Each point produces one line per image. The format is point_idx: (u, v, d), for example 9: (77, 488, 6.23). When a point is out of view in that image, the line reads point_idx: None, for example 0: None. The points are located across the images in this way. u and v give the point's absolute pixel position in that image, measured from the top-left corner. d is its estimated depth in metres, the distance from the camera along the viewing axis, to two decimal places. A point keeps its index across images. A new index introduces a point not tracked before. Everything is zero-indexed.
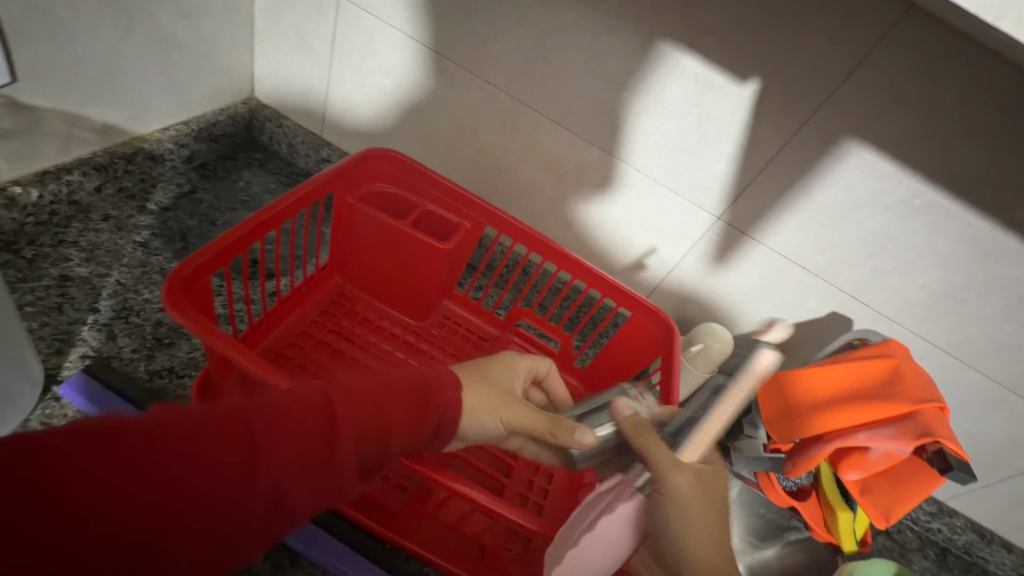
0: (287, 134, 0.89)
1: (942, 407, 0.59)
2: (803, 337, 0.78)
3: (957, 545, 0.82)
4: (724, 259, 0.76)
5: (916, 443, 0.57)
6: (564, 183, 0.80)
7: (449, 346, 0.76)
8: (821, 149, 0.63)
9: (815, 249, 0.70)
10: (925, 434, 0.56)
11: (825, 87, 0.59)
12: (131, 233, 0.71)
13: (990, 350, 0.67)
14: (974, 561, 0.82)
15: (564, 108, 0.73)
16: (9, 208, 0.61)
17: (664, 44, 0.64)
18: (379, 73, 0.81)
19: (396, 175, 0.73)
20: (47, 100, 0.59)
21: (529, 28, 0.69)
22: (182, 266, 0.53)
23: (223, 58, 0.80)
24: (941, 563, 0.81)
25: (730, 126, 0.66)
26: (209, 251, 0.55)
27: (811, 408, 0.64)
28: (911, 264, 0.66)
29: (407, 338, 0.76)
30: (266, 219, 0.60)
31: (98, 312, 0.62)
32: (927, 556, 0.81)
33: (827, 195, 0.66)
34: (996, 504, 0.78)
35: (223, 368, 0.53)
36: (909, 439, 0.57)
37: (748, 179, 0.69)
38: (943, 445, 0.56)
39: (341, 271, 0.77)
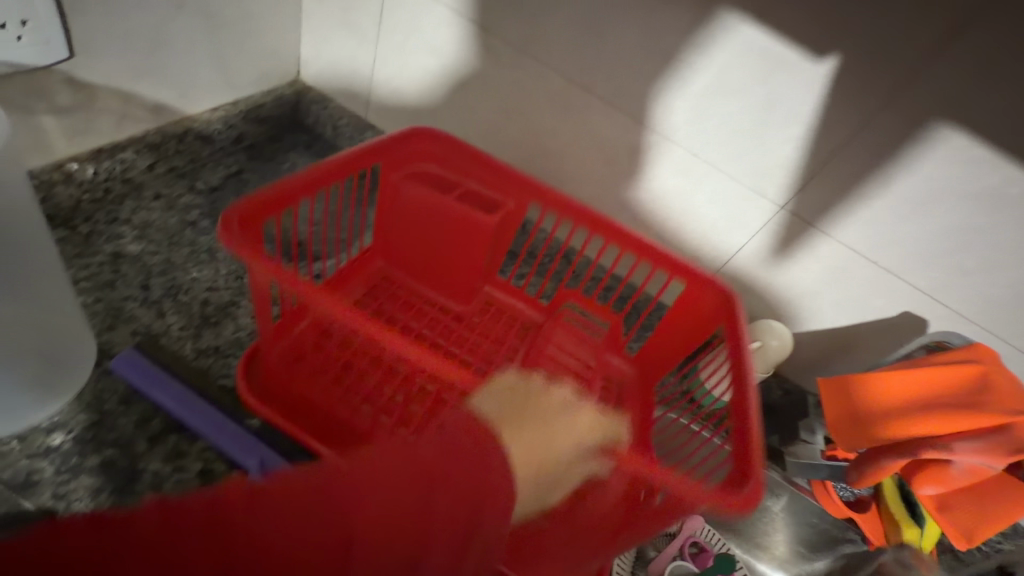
0: (332, 116, 0.88)
1: None
2: (871, 338, 0.72)
3: None
4: (787, 252, 0.71)
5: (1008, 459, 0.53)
6: (615, 168, 0.76)
7: (491, 332, 0.74)
8: (905, 132, 0.57)
9: (889, 243, 0.64)
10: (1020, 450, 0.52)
11: (914, 62, 0.54)
12: (181, 212, 0.71)
13: None
14: None
15: (618, 87, 0.69)
16: (67, 183, 0.62)
17: (732, 16, 0.60)
18: (426, 52, 0.78)
19: (439, 155, 0.70)
20: (102, 78, 0.61)
21: (584, 1, 0.65)
22: (230, 208, 0.52)
23: (271, 37, 0.79)
24: None
25: (801, 106, 0.61)
26: (256, 198, 0.55)
27: (884, 415, 0.59)
28: (1002, 262, 0.59)
29: (451, 325, 0.74)
30: (302, 182, 0.59)
31: (149, 290, 0.62)
32: None
33: (908, 183, 0.60)
34: None
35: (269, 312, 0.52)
36: (1001, 455, 0.53)
37: (819, 165, 0.63)
38: None
39: (384, 255, 0.76)
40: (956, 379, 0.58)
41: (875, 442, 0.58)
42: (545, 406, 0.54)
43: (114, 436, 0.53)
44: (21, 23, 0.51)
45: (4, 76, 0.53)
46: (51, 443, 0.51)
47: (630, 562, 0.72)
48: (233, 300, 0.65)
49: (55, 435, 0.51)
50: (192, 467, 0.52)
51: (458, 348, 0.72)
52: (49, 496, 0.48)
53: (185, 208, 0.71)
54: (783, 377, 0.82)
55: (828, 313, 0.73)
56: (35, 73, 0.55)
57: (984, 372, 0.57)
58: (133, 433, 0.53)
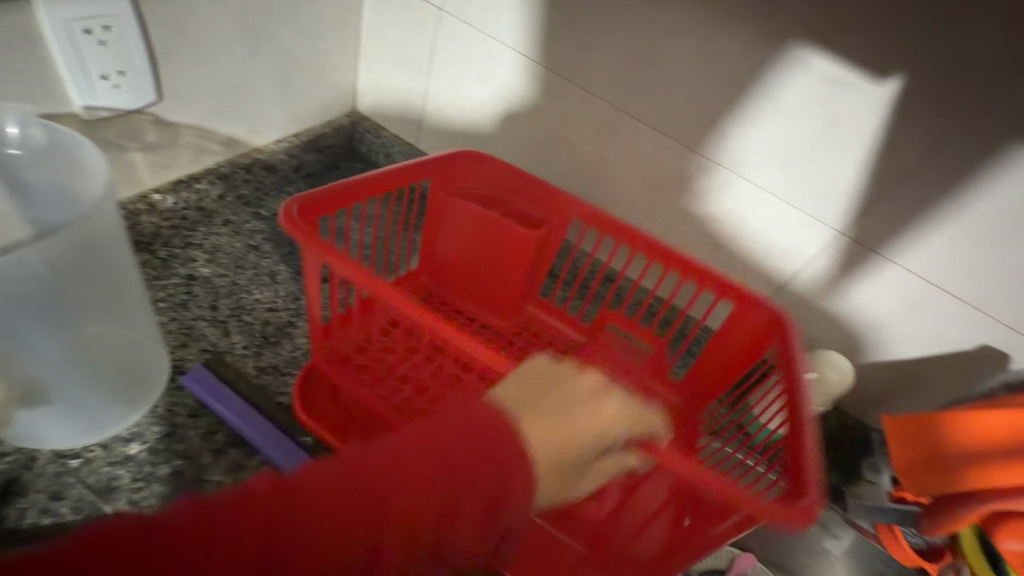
0: (385, 145, 0.92)
1: None
2: (943, 373, 0.67)
3: None
4: (847, 278, 0.68)
5: None
6: (663, 192, 0.74)
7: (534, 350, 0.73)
8: (980, 156, 0.54)
9: (967, 271, 0.60)
10: None
11: (988, 83, 0.51)
12: (247, 238, 0.76)
13: None
14: None
15: (667, 114, 0.69)
16: (150, 213, 0.69)
17: (786, 41, 0.59)
18: (476, 82, 0.81)
19: (483, 177, 0.72)
20: (186, 117, 0.67)
21: (634, 30, 0.66)
22: (288, 200, 0.55)
23: (332, 74, 0.85)
24: None
25: (864, 130, 0.59)
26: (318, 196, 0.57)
27: (963, 457, 0.55)
28: None
29: (493, 340, 0.74)
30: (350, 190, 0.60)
31: (217, 310, 0.67)
32: None
33: (986, 208, 0.56)
34: None
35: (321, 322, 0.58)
36: None
37: (881, 192, 0.60)
38: None
39: (429, 270, 0.77)
40: None
41: (944, 488, 0.55)
42: (588, 416, 0.44)
43: (183, 448, 0.54)
44: (121, 72, 0.57)
45: (105, 119, 0.59)
46: (128, 452, 0.53)
47: None
48: (291, 320, 0.69)
49: (132, 445, 0.54)
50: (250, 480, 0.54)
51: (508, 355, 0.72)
52: (125, 502, 0.50)
53: (250, 233, 0.77)
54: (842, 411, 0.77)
55: (897, 343, 0.68)
56: (130, 114, 0.61)
57: None
58: (200, 446, 0.55)
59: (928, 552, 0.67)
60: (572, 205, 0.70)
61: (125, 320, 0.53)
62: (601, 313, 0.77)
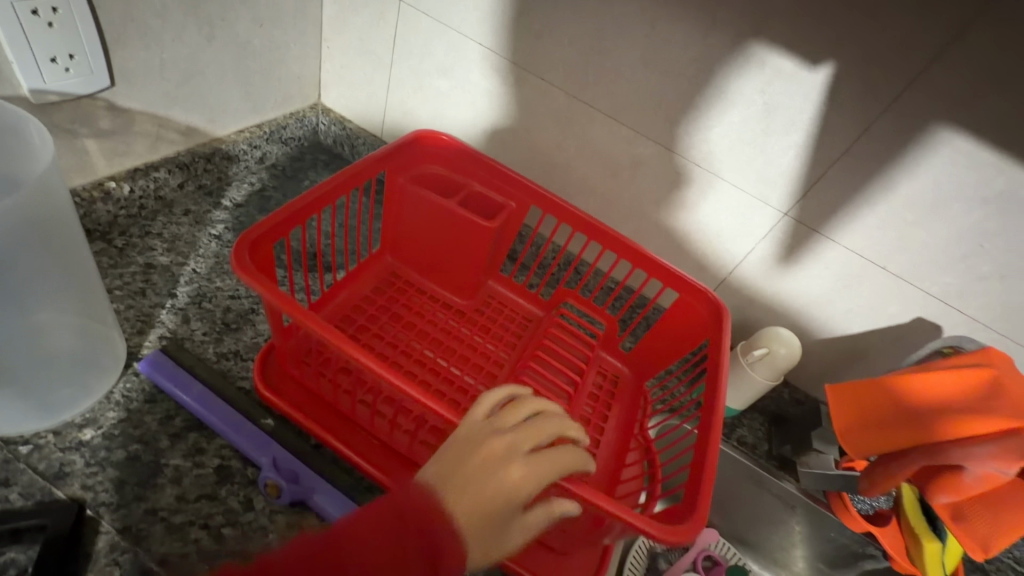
0: (350, 137, 0.94)
1: None
2: (882, 346, 0.71)
3: None
4: (792, 259, 0.71)
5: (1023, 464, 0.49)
6: (619, 179, 0.77)
7: (494, 327, 0.75)
8: (905, 138, 0.58)
9: (899, 247, 0.64)
10: None
11: (911, 68, 0.55)
12: (208, 227, 0.75)
13: None
14: None
15: (620, 103, 0.71)
16: (105, 201, 0.68)
17: (727, 30, 0.61)
18: (436, 73, 0.83)
19: (447, 160, 0.75)
20: (140, 104, 0.66)
21: (585, 20, 0.68)
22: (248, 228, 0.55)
23: (294, 65, 0.85)
24: None
25: (801, 114, 0.62)
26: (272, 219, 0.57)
27: (895, 418, 0.56)
28: (1014, 265, 0.59)
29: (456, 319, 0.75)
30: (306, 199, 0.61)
31: (176, 297, 0.66)
32: None
33: (912, 188, 0.60)
34: None
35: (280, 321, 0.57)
36: (1014, 460, 0.50)
37: (818, 174, 0.64)
38: None
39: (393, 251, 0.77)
40: (962, 381, 0.54)
41: (879, 449, 0.57)
42: (499, 473, 0.45)
43: (139, 432, 0.54)
44: (69, 55, 0.57)
45: (53, 103, 0.58)
46: (82, 438, 0.52)
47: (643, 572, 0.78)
48: (253, 307, 0.69)
49: (86, 431, 0.53)
50: (210, 463, 0.54)
51: (469, 331, 0.73)
52: (78, 486, 0.50)
53: (212, 223, 0.76)
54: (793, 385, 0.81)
55: (840, 319, 0.72)
56: (80, 100, 0.60)
57: (993, 376, 0.53)
58: (157, 430, 0.55)
59: (875, 517, 0.72)
60: (541, 193, 0.72)
61: (68, 302, 0.52)
62: (557, 291, 0.78)
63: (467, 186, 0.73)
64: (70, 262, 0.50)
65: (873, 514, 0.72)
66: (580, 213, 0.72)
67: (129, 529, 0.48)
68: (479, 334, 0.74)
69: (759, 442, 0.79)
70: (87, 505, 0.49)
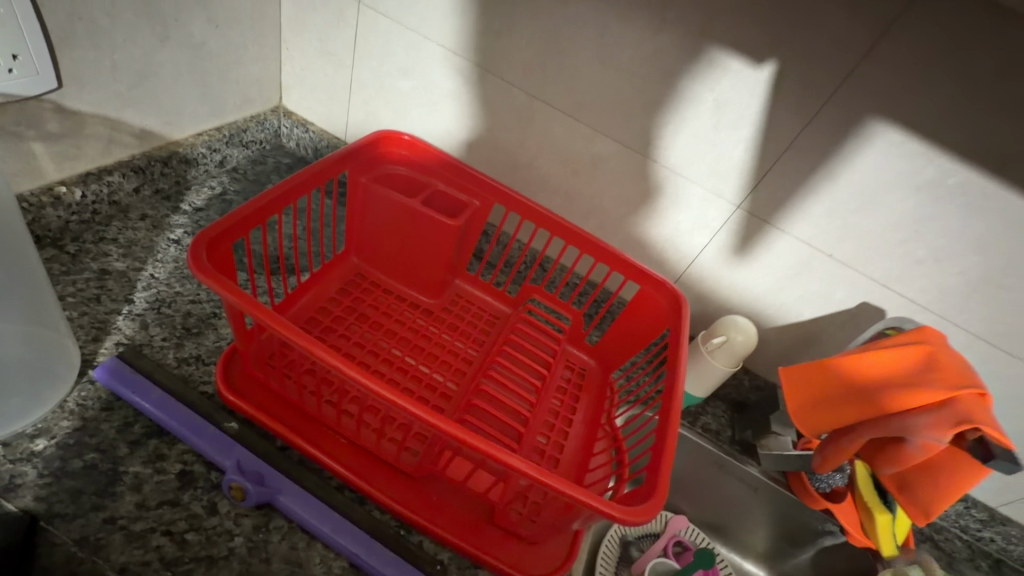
0: (313, 139, 0.94)
1: (983, 392, 0.54)
2: (832, 330, 0.75)
3: (1012, 557, 0.80)
4: (746, 250, 0.74)
5: (954, 431, 0.52)
6: (580, 176, 0.79)
7: (461, 324, 0.76)
8: (843, 132, 0.62)
9: (843, 235, 0.68)
10: (962, 421, 0.52)
11: (845, 65, 0.58)
12: (166, 232, 0.74)
13: None
14: None
15: (578, 101, 0.73)
16: (56, 206, 0.66)
17: (677, 29, 0.64)
18: (398, 74, 0.83)
19: (409, 160, 0.75)
20: (91, 106, 0.65)
21: (542, 21, 0.70)
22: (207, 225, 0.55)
23: (253, 67, 0.85)
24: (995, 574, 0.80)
25: (749, 110, 0.65)
26: (231, 218, 0.57)
27: (840, 397, 0.60)
28: (946, 249, 0.64)
29: (423, 317, 0.75)
30: (267, 200, 0.61)
31: (133, 303, 0.65)
32: (979, 568, 0.80)
33: (851, 178, 0.64)
34: None
35: (240, 322, 0.56)
36: (947, 428, 0.53)
37: (767, 167, 0.67)
38: (985, 433, 0.52)
39: (358, 252, 0.77)
40: (900, 359, 0.57)
41: (828, 427, 0.60)
42: None
43: (96, 440, 0.53)
44: (12, 55, 0.54)
45: None
46: (34, 448, 0.51)
47: (616, 560, 0.79)
48: (215, 311, 0.68)
49: (38, 441, 0.51)
50: (171, 469, 0.53)
51: (436, 329, 0.74)
52: (30, 498, 0.48)
53: (170, 227, 0.75)
54: (752, 372, 0.85)
55: (793, 306, 0.76)
56: (26, 101, 0.58)
57: (926, 351, 0.56)
58: (115, 438, 0.53)
59: (831, 495, 0.75)
60: (503, 190, 0.74)
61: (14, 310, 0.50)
62: (524, 288, 0.80)
63: (430, 186, 0.74)
64: (17, 268, 0.49)
65: (830, 492, 0.75)
66: (542, 210, 0.74)
67: (86, 538, 0.47)
68: (446, 332, 0.74)
69: (722, 428, 0.82)
70: (41, 516, 0.47)
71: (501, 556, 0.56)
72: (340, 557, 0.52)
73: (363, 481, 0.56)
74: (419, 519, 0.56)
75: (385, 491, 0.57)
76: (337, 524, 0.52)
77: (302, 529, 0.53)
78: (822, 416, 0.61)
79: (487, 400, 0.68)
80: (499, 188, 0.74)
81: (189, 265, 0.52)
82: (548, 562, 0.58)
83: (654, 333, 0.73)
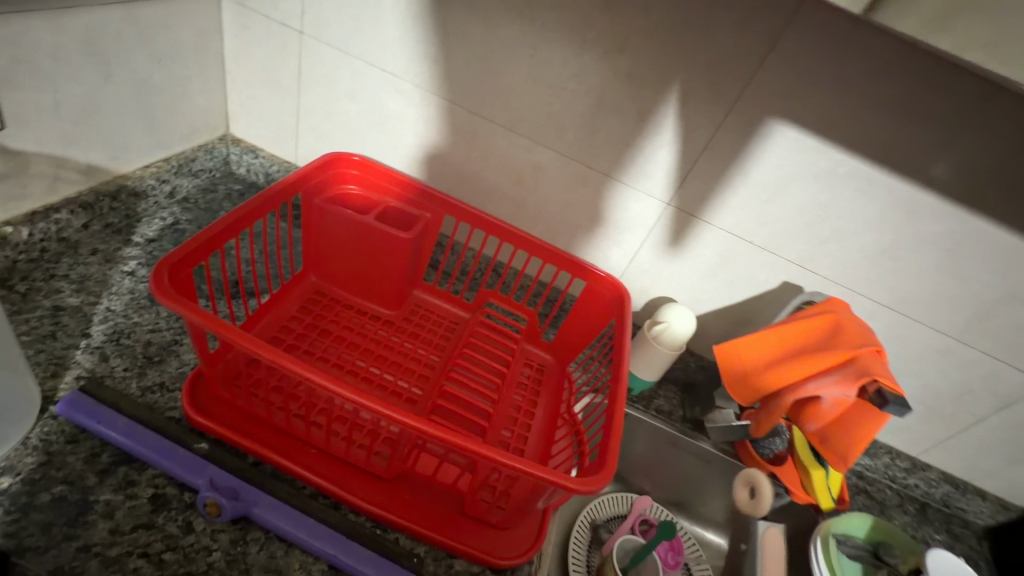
0: (263, 164, 0.96)
1: (880, 350, 0.62)
2: (761, 309, 0.84)
3: (935, 499, 0.89)
4: (679, 242, 0.82)
5: (858, 385, 0.60)
6: (524, 185, 0.85)
7: (422, 331, 0.80)
8: (749, 132, 0.70)
9: (759, 223, 0.76)
10: (862, 375, 0.59)
11: (743, 74, 0.66)
12: (120, 264, 0.75)
13: (930, 302, 0.74)
14: (953, 513, 0.90)
15: (516, 116, 0.79)
16: (2, 246, 0.65)
17: (598, 48, 0.70)
18: (343, 98, 0.87)
19: (361, 180, 0.79)
20: (34, 146, 0.65)
21: (476, 44, 0.76)
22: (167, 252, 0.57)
23: (197, 98, 0.87)
24: (921, 516, 0.89)
25: (668, 117, 0.72)
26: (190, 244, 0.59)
27: (766, 366, 0.68)
28: (846, 228, 0.73)
29: (384, 328, 0.79)
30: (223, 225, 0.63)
31: (91, 336, 0.65)
32: (907, 512, 0.89)
33: (760, 172, 0.72)
34: (961, 452, 0.85)
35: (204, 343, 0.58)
36: (851, 383, 0.60)
37: (689, 166, 0.75)
38: (881, 384, 0.59)
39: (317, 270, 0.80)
40: (813, 328, 0.66)
41: (758, 394, 0.68)
42: None
43: (63, 473, 0.53)
44: None
45: None
46: None
47: (587, 544, 0.84)
48: (176, 338, 0.69)
49: (3, 479, 0.51)
50: (143, 493, 0.54)
51: (398, 338, 0.77)
52: None
53: (124, 260, 0.75)
54: (697, 354, 0.92)
55: (725, 290, 0.84)
56: None
57: (832, 320, 0.65)
58: (83, 469, 0.54)
59: (774, 459, 0.82)
60: (452, 203, 0.79)
61: None
62: (480, 293, 0.85)
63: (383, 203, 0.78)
64: None
65: (773, 456, 0.82)
66: (490, 218, 0.79)
67: (61, 569, 0.48)
68: (408, 340, 0.78)
69: (674, 408, 0.89)
70: (12, 551, 0.48)
71: (475, 544, 0.60)
72: (318, 560, 0.55)
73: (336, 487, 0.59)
74: (393, 517, 0.59)
75: (358, 494, 0.60)
76: (313, 529, 0.54)
77: (279, 538, 0.55)
78: (753, 385, 0.68)
79: (452, 400, 0.72)
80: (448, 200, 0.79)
81: (151, 290, 0.54)
82: (518, 544, 0.62)
83: (603, 325, 0.80)
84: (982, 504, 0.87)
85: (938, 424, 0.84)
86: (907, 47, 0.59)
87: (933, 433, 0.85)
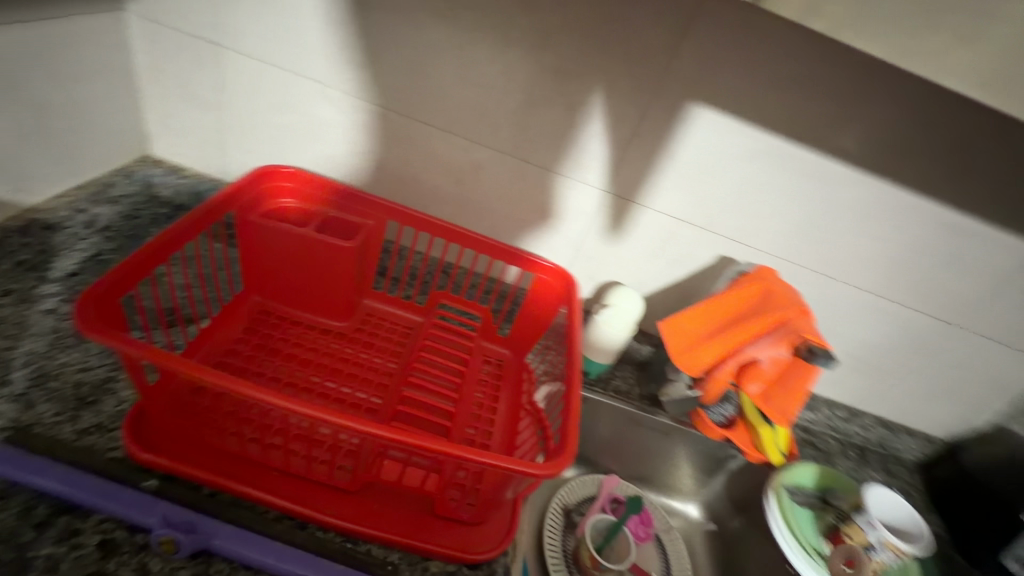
0: (191, 184, 0.93)
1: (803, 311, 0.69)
2: (702, 284, 0.88)
3: (873, 443, 0.95)
4: (621, 228, 0.85)
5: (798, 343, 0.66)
6: (466, 184, 0.86)
7: (376, 340, 0.79)
8: (674, 118, 0.73)
9: (692, 203, 0.80)
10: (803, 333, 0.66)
11: (664, 64, 0.70)
12: (37, 303, 0.69)
13: (848, 263, 0.81)
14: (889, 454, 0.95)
15: (450, 116, 0.80)
16: None
17: (525, 45, 0.72)
18: (271, 110, 0.85)
19: (298, 193, 0.77)
20: None
21: (403, 48, 0.75)
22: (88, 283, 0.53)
23: (109, 119, 0.82)
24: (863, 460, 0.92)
25: (598, 109, 0.75)
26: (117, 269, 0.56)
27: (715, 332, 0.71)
28: (770, 201, 0.78)
29: (336, 341, 0.77)
30: (149, 251, 0.60)
31: (11, 383, 0.60)
32: (850, 457, 0.92)
33: (688, 155, 0.76)
34: (889, 397, 0.94)
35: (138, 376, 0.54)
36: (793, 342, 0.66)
37: (622, 155, 0.78)
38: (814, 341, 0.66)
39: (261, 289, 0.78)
40: (750, 293, 0.71)
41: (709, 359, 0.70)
42: None
43: None
44: None
45: None
46: None
47: (562, 530, 0.85)
48: (109, 375, 0.65)
49: None
50: (89, 541, 0.51)
51: (353, 350, 0.76)
52: None
53: (42, 298, 0.70)
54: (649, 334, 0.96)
55: (668, 269, 0.88)
56: None
57: (765, 285, 0.71)
58: (17, 525, 0.50)
59: (727, 425, 0.86)
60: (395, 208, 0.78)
61: None
62: (432, 296, 0.85)
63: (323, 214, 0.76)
64: None
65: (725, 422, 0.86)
66: (434, 220, 0.79)
67: None
68: (363, 350, 0.77)
69: (632, 388, 0.92)
70: None
71: (449, 543, 0.60)
72: None
73: (300, 506, 0.58)
74: (364, 529, 0.58)
75: (324, 511, 0.59)
76: (280, 553, 0.53)
77: (243, 566, 0.53)
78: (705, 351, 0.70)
79: (412, 404, 0.71)
80: (390, 206, 0.78)
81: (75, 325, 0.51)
82: (492, 537, 0.62)
83: (556, 316, 0.82)
84: (911, 440, 0.95)
85: (867, 373, 0.92)
86: (806, 31, 0.64)
87: (863, 382, 0.93)
